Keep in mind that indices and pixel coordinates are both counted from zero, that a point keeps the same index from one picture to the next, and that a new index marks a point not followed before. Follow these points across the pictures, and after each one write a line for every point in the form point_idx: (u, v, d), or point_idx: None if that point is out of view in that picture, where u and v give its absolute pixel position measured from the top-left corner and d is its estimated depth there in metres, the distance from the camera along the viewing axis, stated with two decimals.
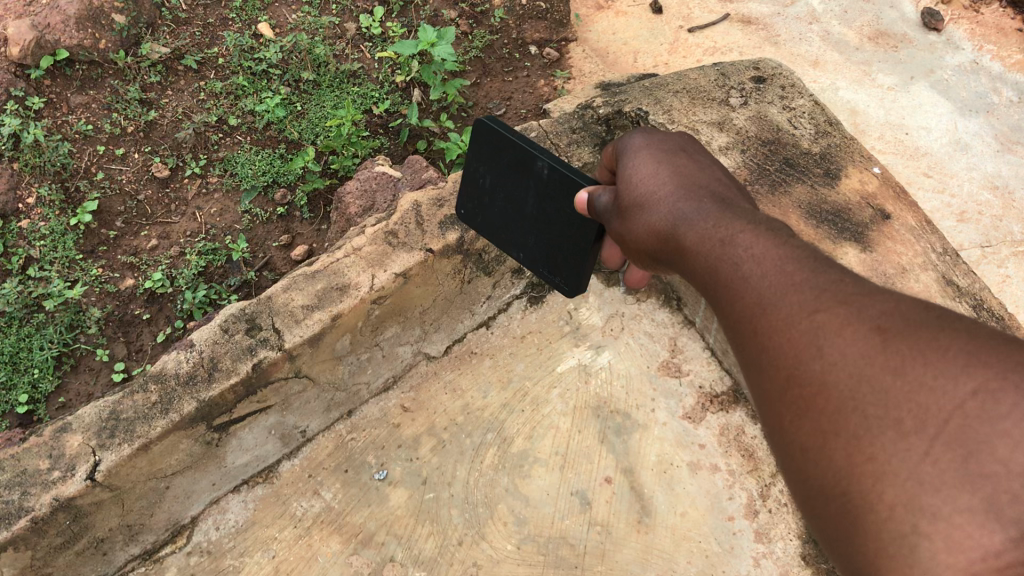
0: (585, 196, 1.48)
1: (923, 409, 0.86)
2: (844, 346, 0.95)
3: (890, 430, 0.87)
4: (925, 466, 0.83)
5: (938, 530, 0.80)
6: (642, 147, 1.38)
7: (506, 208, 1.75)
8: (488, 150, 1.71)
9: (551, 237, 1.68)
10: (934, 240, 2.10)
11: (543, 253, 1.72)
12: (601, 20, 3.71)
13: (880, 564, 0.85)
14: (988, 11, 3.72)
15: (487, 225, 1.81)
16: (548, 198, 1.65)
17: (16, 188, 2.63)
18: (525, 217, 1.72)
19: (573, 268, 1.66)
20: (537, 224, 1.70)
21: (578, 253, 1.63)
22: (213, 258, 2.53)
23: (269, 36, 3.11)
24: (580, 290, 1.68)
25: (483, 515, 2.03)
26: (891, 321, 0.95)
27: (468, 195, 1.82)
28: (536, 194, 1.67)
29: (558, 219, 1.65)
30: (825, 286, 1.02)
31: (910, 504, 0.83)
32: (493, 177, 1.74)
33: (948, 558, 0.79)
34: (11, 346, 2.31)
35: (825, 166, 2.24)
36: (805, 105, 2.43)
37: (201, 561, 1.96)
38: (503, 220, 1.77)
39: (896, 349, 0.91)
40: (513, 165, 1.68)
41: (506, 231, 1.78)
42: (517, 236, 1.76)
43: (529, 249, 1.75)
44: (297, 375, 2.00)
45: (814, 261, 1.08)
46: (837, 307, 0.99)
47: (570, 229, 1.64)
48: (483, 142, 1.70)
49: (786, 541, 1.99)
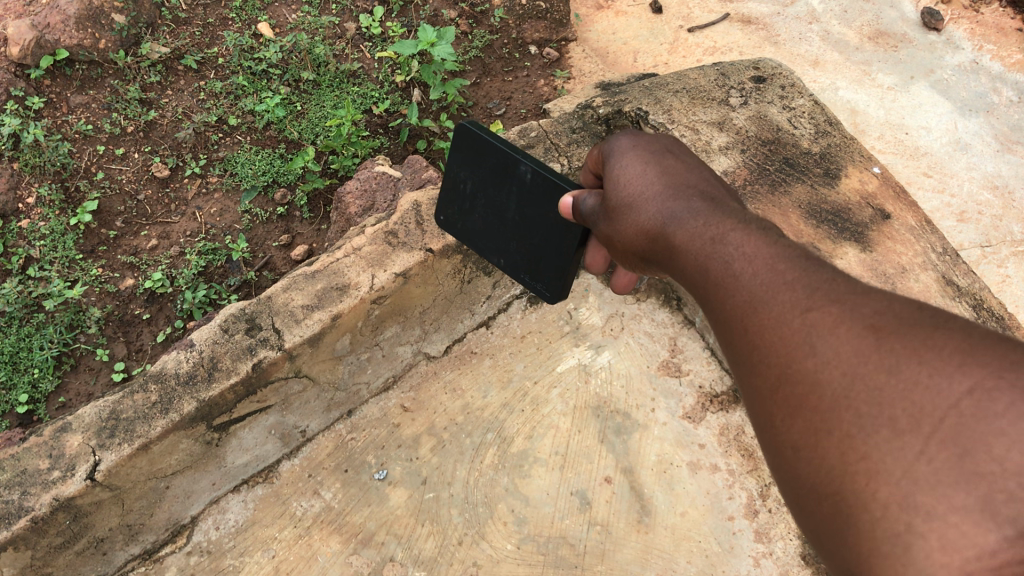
0: (570, 198, 1.48)
1: (918, 407, 0.86)
2: (836, 345, 0.95)
3: (884, 428, 0.87)
4: (920, 464, 0.83)
5: (933, 529, 0.80)
6: (630, 147, 1.37)
7: (488, 213, 1.75)
8: (469, 154, 1.71)
9: (533, 241, 1.68)
10: (934, 240, 2.10)
11: (524, 258, 1.72)
12: (600, 20, 3.71)
13: (869, 564, 0.85)
14: (987, 11, 3.72)
15: (470, 230, 1.81)
16: (530, 203, 1.64)
17: (16, 188, 2.63)
18: (507, 222, 1.71)
19: (557, 273, 1.66)
20: (519, 229, 1.70)
21: (562, 257, 1.63)
22: (213, 258, 2.52)
23: (269, 36, 3.11)
24: (562, 296, 1.68)
25: (483, 515, 2.03)
26: (883, 320, 0.95)
27: (450, 200, 1.82)
28: (518, 199, 1.67)
29: (541, 225, 1.64)
30: (817, 285, 1.03)
31: (903, 503, 0.83)
32: (474, 183, 1.74)
33: (943, 557, 0.78)
34: (10, 346, 2.31)
35: (825, 166, 2.24)
36: (805, 105, 2.43)
37: (201, 561, 1.97)
38: (484, 225, 1.77)
39: (889, 347, 0.92)
40: (495, 169, 1.68)
41: (488, 236, 1.78)
42: (501, 243, 1.75)
43: (510, 255, 1.75)
44: (297, 375, 2.01)
45: (805, 260, 1.08)
46: (830, 306, 0.99)
47: (553, 235, 1.63)
48: (465, 147, 1.70)
49: (786, 541, 1.99)
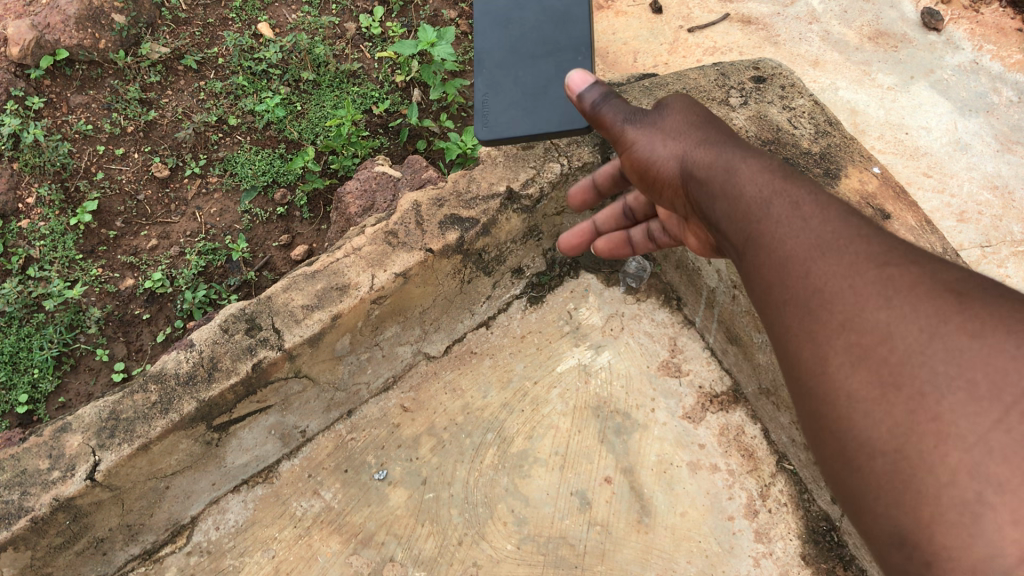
0: (592, 84, 1.54)
1: (999, 375, 0.95)
2: (915, 303, 1.04)
3: (961, 391, 0.96)
4: (995, 433, 0.92)
5: (1006, 503, 0.89)
6: (693, 116, 1.47)
7: (511, 52, 1.88)
8: (552, 16, 1.89)
9: (518, 99, 1.85)
10: (934, 240, 2.09)
11: (498, 97, 1.85)
12: (600, 21, 3.73)
13: (932, 529, 0.93)
14: (988, 11, 3.72)
15: (496, 25, 1.91)
16: (550, 79, 1.85)
17: (16, 188, 2.63)
18: (518, 71, 1.87)
19: (507, 129, 1.83)
20: (522, 83, 1.85)
21: (523, 125, 1.83)
22: (213, 258, 2.52)
23: (269, 36, 3.11)
24: (489, 142, 1.84)
25: (483, 515, 2.03)
26: (962, 291, 1.05)
27: (507, 5, 1.92)
28: (547, 70, 1.86)
29: (537, 95, 1.85)
30: (892, 252, 1.12)
31: (973, 471, 0.92)
32: (532, 31, 1.89)
33: (1013, 531, 0.88)
34: (11, 346, 2.32)
35: (825, 166, 2.24)
36: (805, 105, 2.43)
37: (201, 561, 1.97)
38: (498, 56, 1.89)
39: (970, 315, 1.01)
40: (554, 43, 1.88)
41: (491, 61, 1.88)
42: (502, 85, 1.86)
43: (491, 83, 1.86)
44: (297, 375, 2.00)
45: (876, 233, 1.18)
46: (908, 271, 1.09)
47: (535, 108, 1.84)
48: (559, 8, 1.89)
49: (786, 541, 1.99)
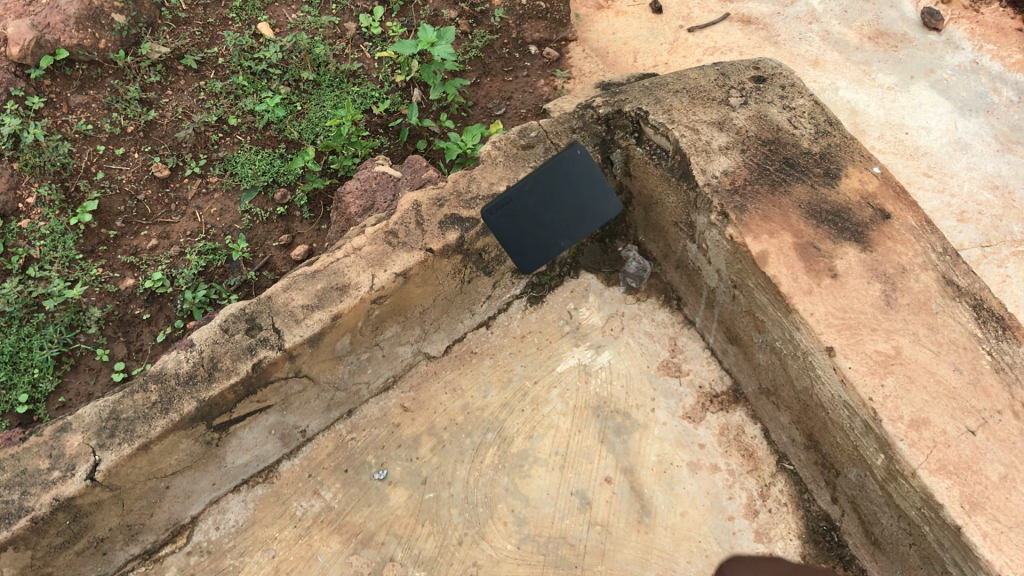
0: None
1: None
2: None
3: None
4: None
5: None
6: None
7: (553, 196, 2.01)
8: (583, 209, 2.06)
9: (526, 223, 2.02)
10: (935, 240, 1.96)
11: (519, 207, 1.99)
12: (600, 20, 3.73)
13: None
14: (987, 11, 3.72)
15: (559, 175, 2.00)
16: (544, 224, 2.04)
17: (16, 188, 2.63)
18: (543, 205, 2.01)
19: (503, 226, 2.00)
20: (536, 211, 2.01)
21: (510, 233, 2.02)
22: (213, 258, 2.53)
23: (269, 36, 3.11)
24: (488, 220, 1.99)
25: (483, 515, 2.03)
26: None
27: (579, 174, 2.02)
28: (552, 221, 2.04)
29: (532, 226, 2.03)
30: None
31: None
32: (571, 204, 2.04)
33: None
34: (10, 346, 2.32)
35: (826, 166, 2.13)
36: (805, 106, 2.33)
37: (201, 561, 1.98)
38: (545, 189, 2.00)
39: None
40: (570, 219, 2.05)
41: (539, 185, 1.99)
42: (525, 211, 2.00)
43: (526, 196, 1.98)
44: (297, 375, 2.00)
45: None
46: None
47: (527, 230, 2.03)
48: (591, 217, 2.07)
49: (786, 541, 1.99)
